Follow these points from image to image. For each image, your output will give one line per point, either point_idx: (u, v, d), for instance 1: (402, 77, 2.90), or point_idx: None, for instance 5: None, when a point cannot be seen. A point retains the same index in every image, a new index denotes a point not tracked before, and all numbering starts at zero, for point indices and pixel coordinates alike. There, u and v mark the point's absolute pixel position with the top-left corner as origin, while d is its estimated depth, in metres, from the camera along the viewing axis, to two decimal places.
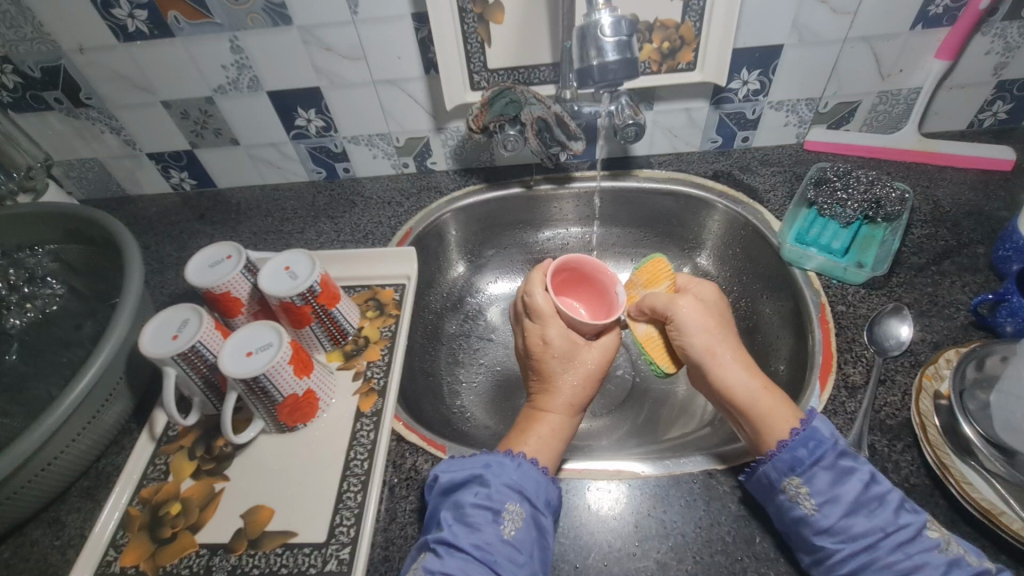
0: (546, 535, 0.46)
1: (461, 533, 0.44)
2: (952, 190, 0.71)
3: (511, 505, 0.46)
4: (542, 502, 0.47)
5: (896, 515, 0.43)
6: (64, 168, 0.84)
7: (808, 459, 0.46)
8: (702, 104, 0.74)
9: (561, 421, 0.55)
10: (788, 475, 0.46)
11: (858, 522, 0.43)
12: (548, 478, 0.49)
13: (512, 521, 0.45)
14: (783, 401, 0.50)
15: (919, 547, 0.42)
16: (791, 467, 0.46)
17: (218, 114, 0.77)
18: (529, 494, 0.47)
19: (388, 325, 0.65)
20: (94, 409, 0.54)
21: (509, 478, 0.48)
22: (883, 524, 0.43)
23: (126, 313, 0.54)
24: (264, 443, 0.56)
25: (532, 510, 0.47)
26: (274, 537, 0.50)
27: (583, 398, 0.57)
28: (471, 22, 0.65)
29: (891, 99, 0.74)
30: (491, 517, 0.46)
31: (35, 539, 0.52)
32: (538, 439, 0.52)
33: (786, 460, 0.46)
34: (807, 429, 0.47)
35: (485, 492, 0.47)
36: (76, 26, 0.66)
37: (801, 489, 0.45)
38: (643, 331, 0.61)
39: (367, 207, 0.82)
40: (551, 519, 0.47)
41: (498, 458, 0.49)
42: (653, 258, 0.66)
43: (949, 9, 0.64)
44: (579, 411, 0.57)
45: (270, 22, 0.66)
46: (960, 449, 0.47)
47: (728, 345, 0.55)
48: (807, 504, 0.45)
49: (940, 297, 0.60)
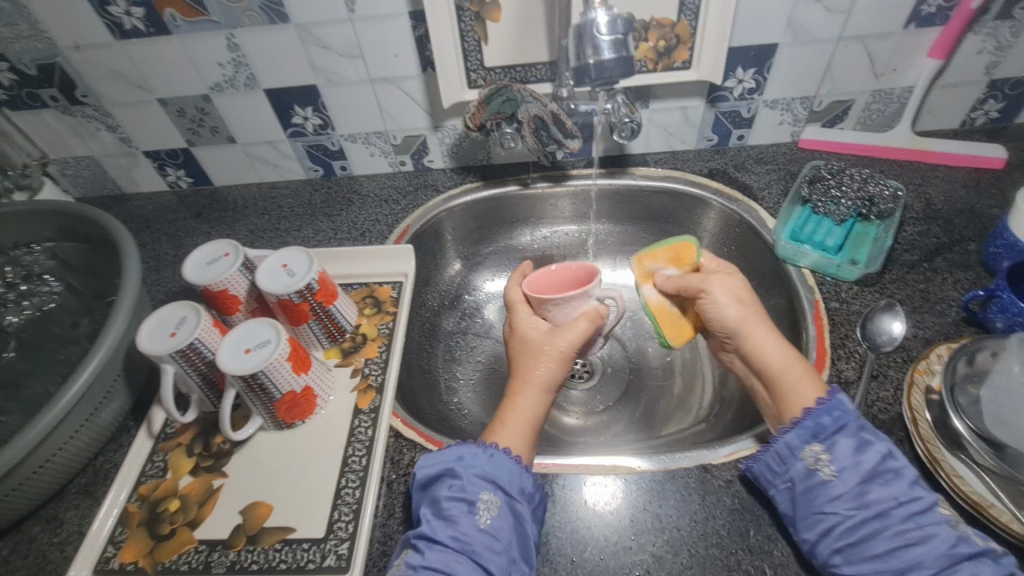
0: (524, 522, 0.46)
1: (439, 526, 0.45)
2: (945, 188, 0.72)
3: (485, 494, 0.47)
4: (517, 490, 0.48)
5: (910, 488, 0.43)
6: (60, 166, 0.84)
7: (831, 427, 0.46)
8: (696, 102, 0.75)
9: (531, 404, 0.55)
10: (810, 442, 0.47)
11: (874, 490, 0.44)
12: (522, 467, 0.49)
13: (487, 510, 0.46)
14: (812, 376, 0.51)
15: (929, 518, 0.42)
16: (814, 434, 0.47)
17: (215, 111, 0.77)
18: (503, 483, 0.48)
19: (386, 322, 0.66)
20: (92, 407, 0.54)
21: (481, 468, 0.48)
22: (897, 494, 0.43)
23: (124, 312, 0.54)
24: (263, 440, 0.56)
25: (507, 499, 0.47)
26: (274, 532, 0.50)
27: (552, 376, 0.57)
28: (468, 20, 0.65)
29: (885, 97, 0.75)
30: (467, 508, 0.46)
31: (33, 536, 0.52)
32: (512, 427, 0.53)
33: (809, 427, 0.47)
34: (833, 398, 0.47)
35: (458, 485, 0.47)
36: (72, 23, 0.66)
37: (822, 456, 0.46)
38: (656, 300, 0.62)
39: (364, 204, 0.82)
40: (528, 506, 0.47)
41: (470, 449, 0.49)
42: (684, 241, 0.62)
43: (941, 8, 0.65)
44: (554, 389, 0.57)
45: (267, 20, 0.66)
46: (951, 442, 0.47)
47: (763, 320, 0.56)
48: (827, 470, 0.45)
49: (932, 293, 0.61)
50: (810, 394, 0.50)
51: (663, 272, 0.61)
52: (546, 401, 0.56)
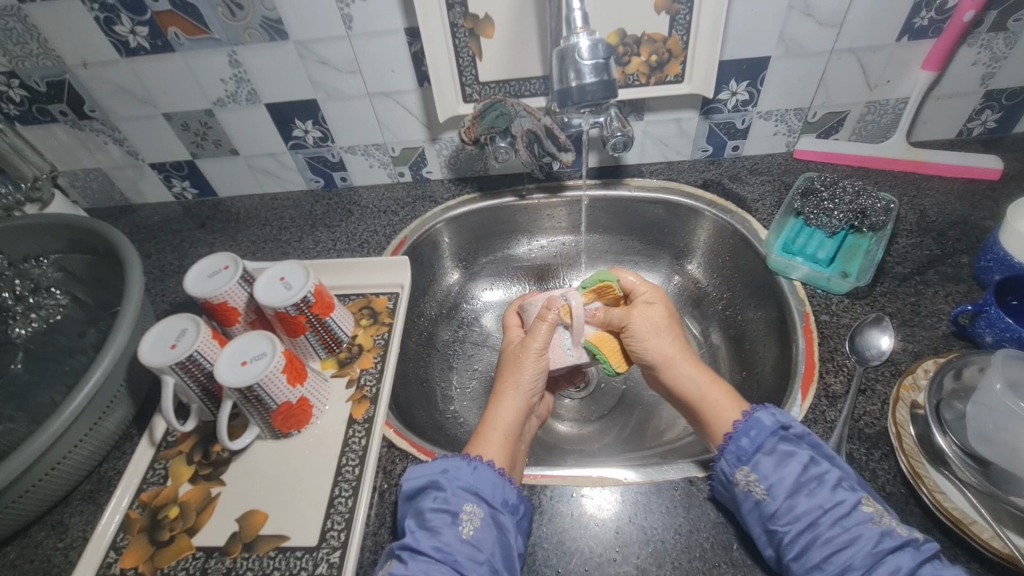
0: (506, 533, 0.47)
1: (423, 537, 0.46)
2: (939, 199, 0.72)
3: (469, 506, 0.48)
4: (500, 501, 0.49)
5: (833, 492, 0.45)
6: (69, 178, 0.87)
7: (752, 448, 0.49)
8: (690, 114, 0.75)
9: (504, 417, 0.58)
10: (738, 466, 0.48)
11: (801, 502, 0.46)
12: (505, 479, 0.50)
13: (470, 521, 0.47)
14: (733, 397, 0.55)
15: (854, 520, 0.44)
16: (739, 458, 0.49)
17: (218, 125, 0.79)
18: (486, 495, 0.49)
19: (382, 333, 0.67)
20: (95, 416, 0.56)
21: (465, 480, 0.50)
22: (822, 501, 0.45)
23: (126, 323, 0.56)
24: (260, 449, 0.58)
25: (490, 510, 0.48)
26: (268, 540, 0.52)
27: (519, 379, 0.60)
28: (462, 36, 0.67)
29: (880, 109, 0.75)
30: (450, 519, 0.47)
31: (39, 541, 0.54)
32: (491, 441, 0.55)
33: (734, 452, 0.49)
34: (750, 419, 0.50)
35: (443, 497, 0.48)
36: (80, 42, 0.68)
37: (750, 477, 0.47)
38: (595, 334, 0.65)
39: (363, 215, 0.83)
40: (511, 517, 0.49)
41: (456, 462, 0.51)
42: (601, 279, 0.66)
43: (934, 21, 0.65)
44: (528, 393, 0.60)
45: (267, 37, 0.68)
46: (934, 458, 0.48)
47: (682, 350, 0.61)
48: (758, 491, 0.47)
49: (923, 306, 0.61)
50: (731, 415, 0.53)
51: (592, 307, 0.66)
52: (516, 406, 0.59)
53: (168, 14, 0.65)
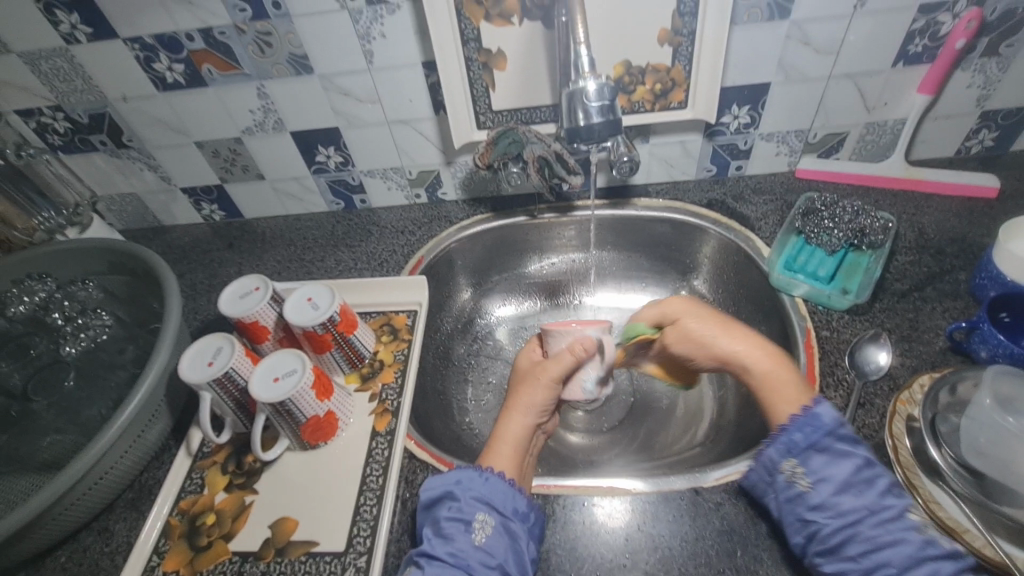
0: (518, 539, 0.51)
1: (438, 544, 0.49)
2: (938, 217, 0.74)
3: (481, 515, 0.51)
4: (510, 510, 0.52)
5: (881, 497, 0.46)
6: (107, 203, 0.92)
7: (804, 443, 0.48)
8: (695, 137, 0.78)
9: (511, 435, 0.59)
10: (787, 456, 0.49)
11: (847, 499, 0.46)
12: (515, 489, 0.53)
13: (481, 529, 0.50)
14: (788, 385, 0.52)
15: (900, 525, 0.45)
16: (789, 450, 0.49)
17: (246, 152, 0.83)
18: (497, 504, 0.52)
19: (401, 349, 0.71)
20: (138, 430, 0.60)
21: (478, 491, 0.53)
22: (869, 503, 0.46)
23: (167, 340, 0.61)
24: (289, 459, 0.62)
25: (501, 519, 0.51)
26: (298, 546, 0.55)
27: (535, 398, 0.62)
28: (477, 69, 0.71)
29: (878, 129, 0.77)
30: (464, 527, 0.50)
31: (87, 546, 0.58)
32: (500, 451, 0.57)
33: (784, 443, 0.49)
34: (808, 415, 0.49)
35: (455, 506, 0.51)
36: (122, 79, 0.73)
37: (797, 469, 0.48)
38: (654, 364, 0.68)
39: (382, 235, 0.88)
40: (522, 524, 0.52)
41: (469, 473, 0.54)
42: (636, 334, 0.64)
43: (928, 47, 0.68)
44: (537, 414, 0.62)
45: (293, 72, 0.72)
46: (929, 469, 0.50)
47: (733, 340, 0.58)
48: (802, 482, 0.48)
49: (920, 322, 0.63)
50: (787, 404, 0.51)
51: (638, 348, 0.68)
52: (524, 425, 0.61)
53: (202, 53, 0.70)
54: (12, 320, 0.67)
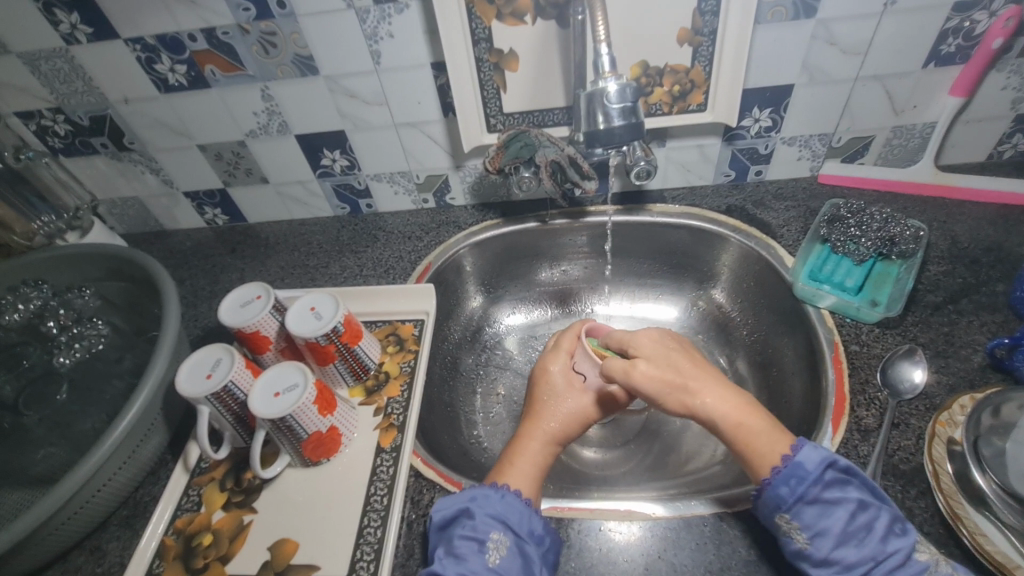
0: (533, 564, 0.47)
1: (450, 564, 0.46)
2: (971, 225, 0.71)
3: (495, 534, 0.49)
4: (526, 531, 0.50)
5: (883, 543, 0.44)
6: (108, 206, 0.91)
7: (791, 497, 0.46)
8: (713, 140, 0.75)
9: (531, 455, 0.56)
10: (778, 511, 0.47)
11: (849, 552, 0.44)
12: (531, 509, 0.51)
13: (496, 549, 0.48)
14: (767, 432, 0.51)
15: (910, 571, 0.43)
16: (778, 505, 0.47)
17: (250, 155, 0.81)
18: (512, 523, 0.50)
19: (408, 360, 0.68)
20: (134, 444, 0.57)
21: (493, 509, 0.50)
22: (872, 552, 0.44)
23: (165, 350, 0.58)
24: (291, 476, 0.59)
25: (516, 539, 0.49)
26: (299, 570, 0.52)
27: (569, 432, 0.59)
28: (487, 70, 0.68)
29: (906, 133, 0.74)
30: (477, 547, 0.48)
31: (78, 566, 0.56)
32: (520, 469, 0.55)
33: (772, 499, 0.47)
34: (789, 466, 0.47)
35: (471, 525, 0.49)
36: (123, 80, 0.72)
37: (792, 525, 0.46)
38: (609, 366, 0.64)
39: (388, 241, 0.85)
40: (537, 548, 0.49)
41: (483, 490, 0.52)
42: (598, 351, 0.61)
43: (961, 47, 0.64)
44: (560, 443, 0.59)
45: (298, 73, 0.70)
46: (974, 498, 0.47)
47: (704, 387, 0.54)
48: (800, 538, 0.46)
49: (956, 336, 0.60)
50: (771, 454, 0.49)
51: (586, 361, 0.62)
52: (546, 454, 0.57)
53: (205, 53, 0.68)
54: (8, 329, 0.66)
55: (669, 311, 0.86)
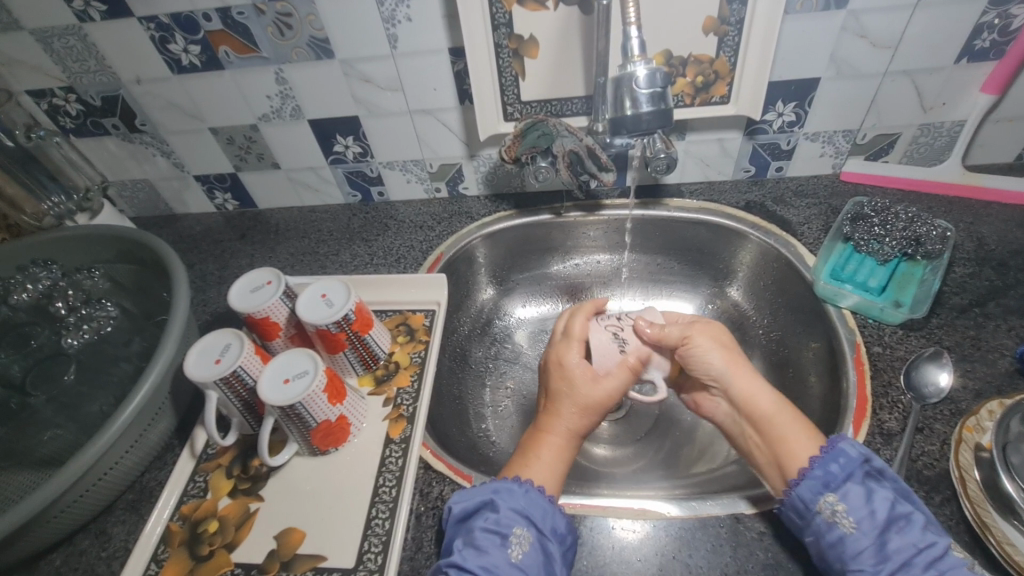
0: (554, 562, 0.47)
1: (471, 556, 0.45)
2: (998, 227, 0.69)
3: (519, 529, 0.48)
4: (549, 529, 0.48)
5: (924, 533, 0.43)
6: (118, 188, 0.90)
7: (838, 476, 0.47)
8: (734, 134, 0.74)
9: (553, 442, 0.56)
10: (822, 493, 0.47)
11: (892, 539, 0.44)
12: (555, 506, 0.50)
13: (519, 545, 0.47)
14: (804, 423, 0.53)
15: (949, 563, 0.42)
16: (825, 484, 0.47)
17: (262, 139, 0.80)
18: (536, 519, 0.49)
19: (418, 351, 0.67)
20: (141, 427, 0.57)
21: (517, 503, 0.49)
22: (915, 540, 0.43)
23: (175, 332, 0.57)
24: (298, 465, 0.58)
25: (539, 536, 0.48)
26: (306, 560, 0.51)
27: (588, 421, 0.57)
28: (506, 56, 0.67)
29: (934, 131, 0.72)
30: (499, 541, 0.47)
31: (83, 549, 0.55)
32: (540, 461, 0.54)
33: (819, 477, 0.47)
34: (838, 446, 0.48)
35: (494, 518, 0.48)
36: (136, 59, 0.70)
37: (837, 507, 0.46)
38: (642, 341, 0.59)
39: (400, 230, 0.84)
40: (559, 547, 0.48)
41: (507, 483, 0.51)
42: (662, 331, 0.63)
43: (996, 43, 0.62)
44: (576, 437, 0.57)
45: (314, 56, 0.69)
46: (1004, 507, 0.45)
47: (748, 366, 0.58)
48: (844, 523, 0.45)
49: (983, 340, 0.58)
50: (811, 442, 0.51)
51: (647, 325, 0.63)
52: (562, 448, 0.56)
53: (220, 34, 0.67)
54: (15, 308, 0.64)
55: (683, 308, 0.85)
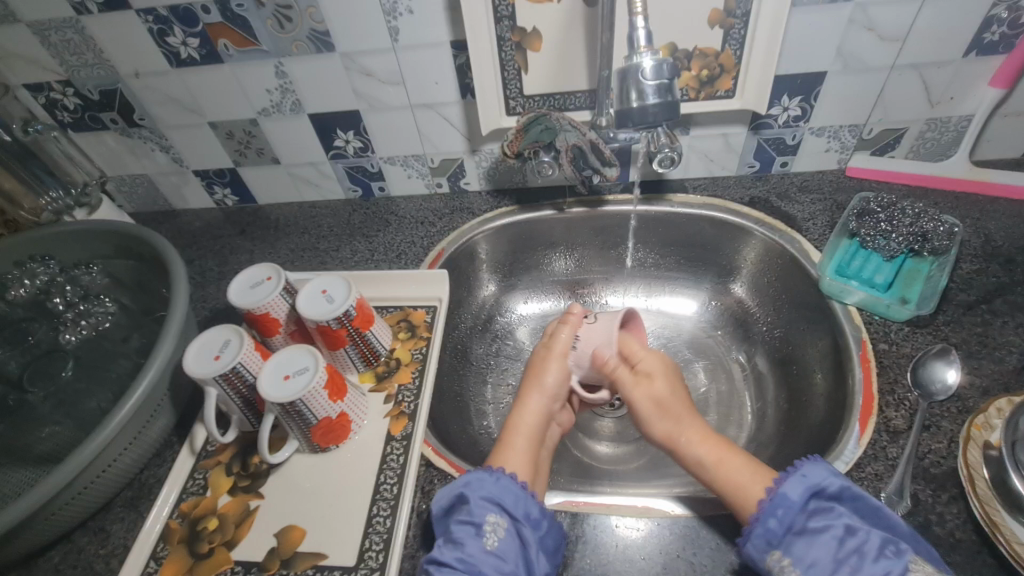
0: (529, 546, 0.47)
1: (448, 549, 0.46)
2: (1006, 223, 0.68)
3: (492, 517, 0.49)
4: (522, 515, 0.49)
5: (876, 564, 0.43)
6: (117, 183, 0.89)
7: (781, 529, 0.45)
8: (739, 129, 0.73)
9: (529, 418, 0.59)
10: (769, 551, 0.45)
11: None
12: (527, 492, 0.51)
13: (494, 532, 0.48)
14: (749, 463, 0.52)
15: None
16: (769, 541, 0.45)
17: (261, 134, 0.79)
18: (508, 506, 0.49)
19: (420, 347, 0.66)
20: (140, 425, 0.56)
21: (487, 491, 0.50)
22: None
23: (173, 329, 0.57)
24: (298, 462, 0.58)
25: (512, 522, 0.49)
26: (306, 558, 0.51)
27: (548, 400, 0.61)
28: (509, 49, 0.66)
29: (941, 126, 0.71)
30: (475, 531, 0.47)
31: (81, 547, 0.55)
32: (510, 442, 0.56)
33: (762, 535, 0.46)
34: (774, 496, 0.47)
35: (467, 509, 0.49)
36: (134, 53, 0.70)
37: (785, 562, 0.44)
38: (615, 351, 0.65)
39: (400, 226, 0.83)
40: (534, 531, 0.48)
41: (477, 474, 0.51)
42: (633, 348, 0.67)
43: (1006, 36, 0.62)
44: (543, 414, 0.60)
45: (314, 49, 0.68)
46: (1012, 505, 0.45)
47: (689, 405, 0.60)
48: None
49: (990, 337, 0.58)
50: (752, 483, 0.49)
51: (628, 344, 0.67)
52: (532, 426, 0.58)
53: (219, 27, 0.66)
54: (13, 304, 0.65)
55: (686, 305, 0.84)
